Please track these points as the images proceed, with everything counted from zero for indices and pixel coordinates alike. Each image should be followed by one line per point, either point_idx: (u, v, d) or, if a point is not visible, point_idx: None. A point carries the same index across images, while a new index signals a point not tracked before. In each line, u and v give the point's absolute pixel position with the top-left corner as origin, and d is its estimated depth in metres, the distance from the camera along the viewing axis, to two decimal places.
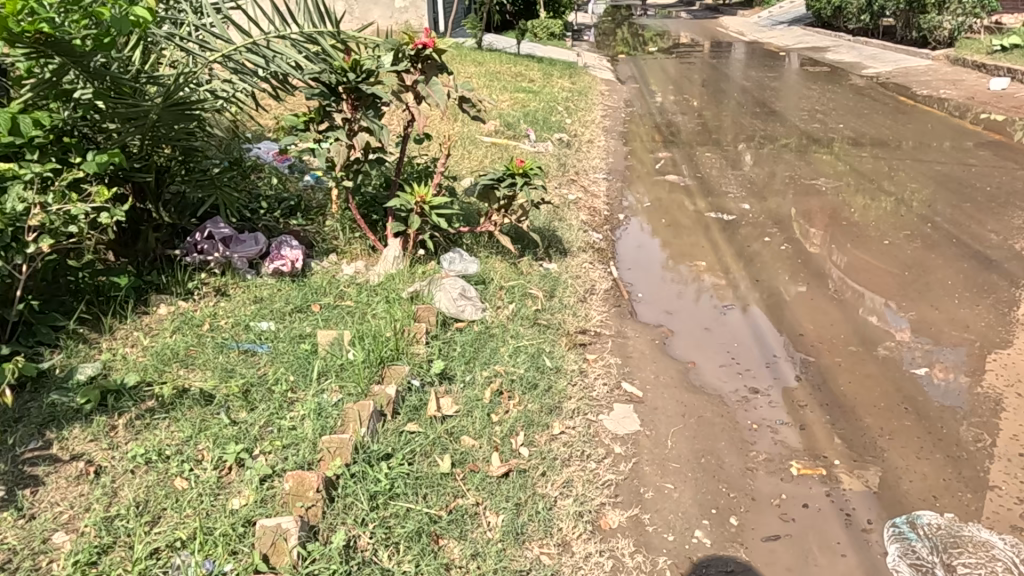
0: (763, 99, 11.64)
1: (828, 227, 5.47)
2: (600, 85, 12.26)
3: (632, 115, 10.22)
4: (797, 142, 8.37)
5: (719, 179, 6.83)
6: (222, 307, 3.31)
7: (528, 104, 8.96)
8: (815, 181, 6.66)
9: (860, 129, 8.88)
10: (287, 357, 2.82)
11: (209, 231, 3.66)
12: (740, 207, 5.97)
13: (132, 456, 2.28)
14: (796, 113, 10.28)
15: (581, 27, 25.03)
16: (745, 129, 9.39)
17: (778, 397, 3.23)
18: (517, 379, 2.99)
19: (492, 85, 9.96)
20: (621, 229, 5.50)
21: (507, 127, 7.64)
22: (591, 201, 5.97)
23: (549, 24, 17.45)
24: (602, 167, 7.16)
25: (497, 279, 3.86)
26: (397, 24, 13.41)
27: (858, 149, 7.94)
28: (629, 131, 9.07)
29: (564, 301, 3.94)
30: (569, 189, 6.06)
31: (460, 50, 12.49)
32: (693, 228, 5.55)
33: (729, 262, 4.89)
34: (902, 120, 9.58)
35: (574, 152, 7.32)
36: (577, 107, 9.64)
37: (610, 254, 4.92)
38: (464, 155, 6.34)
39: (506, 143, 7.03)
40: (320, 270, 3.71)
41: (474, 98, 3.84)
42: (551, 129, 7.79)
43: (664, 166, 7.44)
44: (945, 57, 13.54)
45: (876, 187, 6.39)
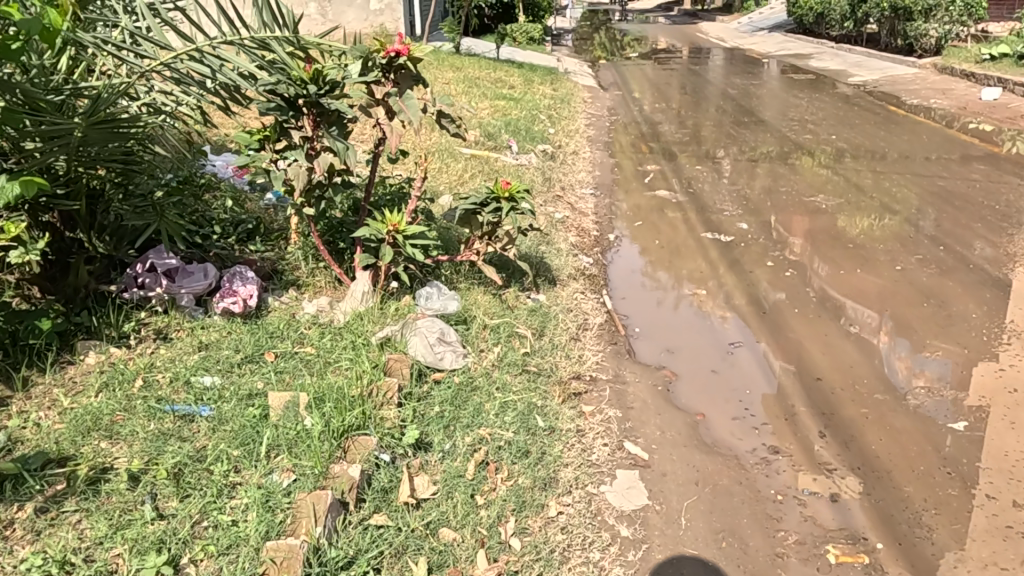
0: (750, 108, 11.33)
1: (833, 249, 5.10)
2: (582, 92, 11.89)
3: (617, 124, 9.83)
4: (790, 154, 8.02)
5: (712, 195, 6.45)
6: (161, 356, 2.85)
7: (510, 113, 8.55)
8: (814, 197, 6.30)
9: (853, 140, 8.56)
10: (233, 425, 2.38)
11: (151, 263, 3.19)
12: (737, 227, 5.59)
13: (27, 569, 1.81)
14: (785, 121, 9.96)
15: (560, 31, 24.71)
16: (734, 138, 9.04)
17: (802, 456, 2.83)
18: (505, 446, 2.56)
19: (471, 92, 9.54)
20: (612, 252, 5.08)
21: (487, 138, 7.22)
22: (579, 220, 5.56)
23: (529, 29, 17.07)
24: (588, 181, 6.77)
25: (479, 316, 3.43)
26: (372, 27, 12.98)
27: (854, 160, 7.60)
28: (615, 141, 8.68)
29: (555, 340, 3.52)
30: (555, 207, 5.65)
31: (437, 54, 12.08)
32: (688, 250, 5.15)
33: (732, 289, 4.48)
34: (896, 130, 9.28)
35: (559, 164, 6.91)
36: (560, 116, 9.25)
37: (602, 282, 4.49)
38: (442, 169, 5.91)
39: (487, 156, 6.61)
40: (278, 308, 3.26)
41: (454, 114, 3.42)
42: (534, 140, 7.39)
43: (653, 180, 7.06)
44: (932, 65, 13.32)
45: (879, 204, 6.04)
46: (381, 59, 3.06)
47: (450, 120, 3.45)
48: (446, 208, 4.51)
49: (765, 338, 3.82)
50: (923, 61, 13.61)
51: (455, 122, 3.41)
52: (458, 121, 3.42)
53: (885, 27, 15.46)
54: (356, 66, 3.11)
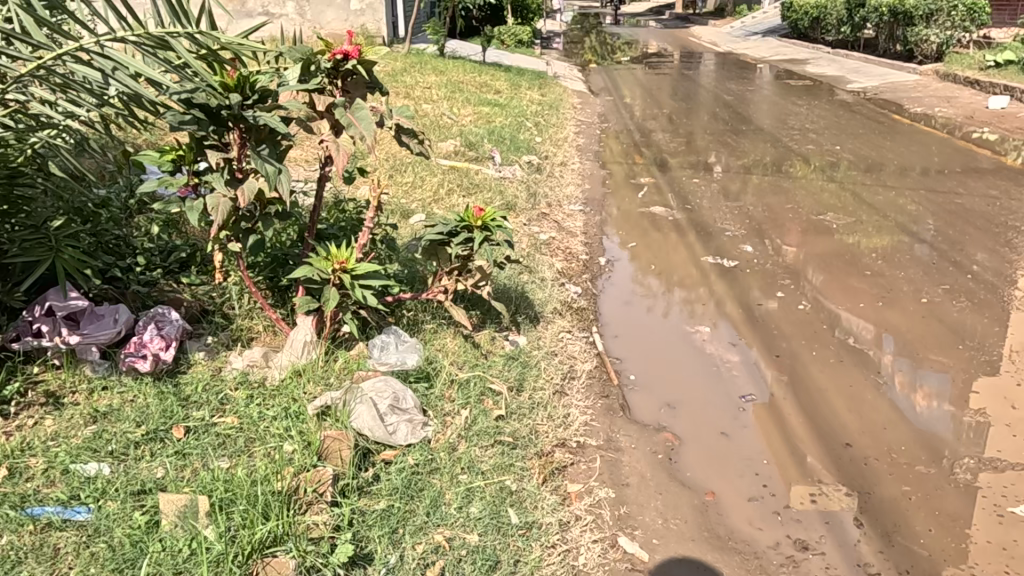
0: (747, 115, 10.84)
1: (848, 276, 4.57)
2: (572, 97, 11.38)
3: (608, 132, 9.30)
4: (793, 165, 7.50)
5: (711, 212, 5.92)
6: (44, 429, 2.30)
7: (493, 120, 8.01)
8: (822, 214, 5.78)
9: (859, 151, 8.04)
10: (110, 540, 1.83)
11: (49, 305, 2.60)
12: (741, 250, 5.06)
13: None
14: (786, 130, 9.48)
15: (550, 33, 24.24)
16: (732, 147, 8.53)
17: (838, 556, 2.31)
18: (467, 557, 2.02)
19: (453, 97, 8.99)
20: (603, 279, 4.54)
21: (468, 148, 6.68)
22: (566, 241, 5.04)
23: (517, 31, 16.56)
24: (577, 195, 6.23)
25: (446, 368, 2.89)
26: (352, 28, 12.44)
27: (861, 173, 7.08)
28: (605, 151, 8.15)
29: (536, 395, 2.97)
30: (539, 228, 5.11)
31: (420, 57, 11.55)
32: (687, 278, 4.62)
33: (739, 325, 3.94)
34: (902, 139, 8.77)
35: (545, 177, 6.38)
36: (548, 123, 8.73)
37: (591, 316, 3.95)
38: (416, 184, 5.37)
39: (467, 168, 6.07)
40: (202, 363, 2.71)
41: (415, 128, 2.88)
42: (519, 150, 6.86)
43: (647, 194, 6.54)
44: (934, 72, 12.89)
45: (893, 224, 5.51)
46: (326, 61, 2.58)
47: (415, 137, 2.90)
48: (412, 236, 3.95)
49: (781, 389, 3.29)
50: (924, 67, 13.16)
51: (418, 139, 2.86)
52: (423, 138, 2.88)
53: (884, 32, 15.00)
54: (294, 71, 2.58)
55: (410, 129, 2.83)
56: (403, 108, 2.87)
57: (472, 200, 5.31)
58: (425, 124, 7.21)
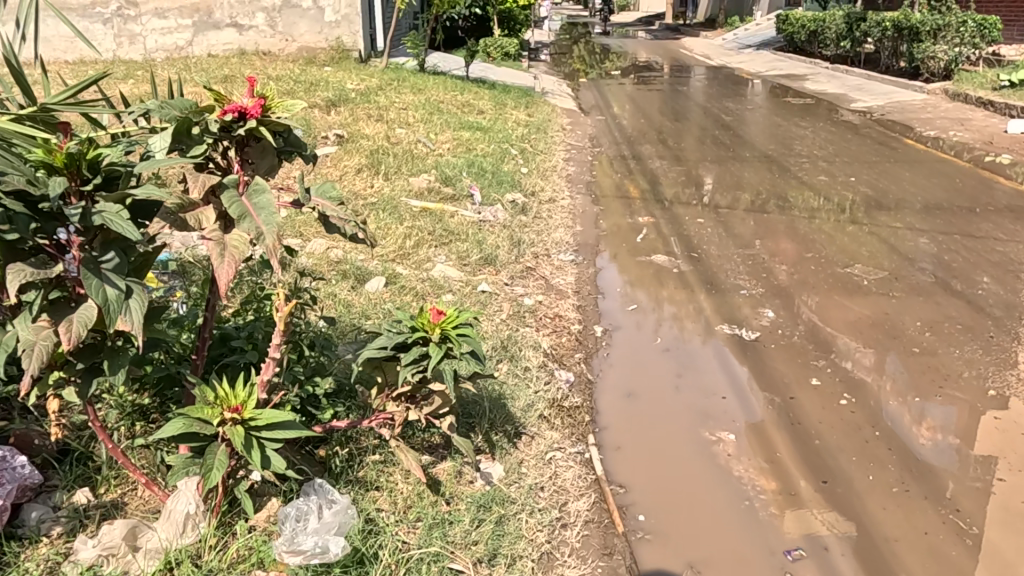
0: (749, 137, 10.13)
1: (895, 356, 3.80)
2: (561, 118, 10.63)
3: (601, 157, 8.53)
4: (807, 201, 6.76)
5: (721, 262, 5.16)
6: None
7: (474, 147, 7.23)
8: (849, 266, 5.04)
9: (876, 183, 7.31)
10: None
11: None
12: (762, 316, 4.30)
13: None
14: (793, 155, 8.75)
15: (540, 45, 23.55)
16: (736, 175, 7.80)
17: None
18: None
19: (430, 119, 8.19)
20: (599, 358, 3.76)
21: (445, 183, 5.89)
22: (554, 305, 4.26)
23: (504, 44, 15.85)
24: (568, 239, 5.44)
25: (388, 539, 2.13)
26: (327, 41, 11.66)
27: (883, 212, 6.34)
28: (598, 181, 7.38)
29: (515, 568, 2.18)
30: (524, 289, 4.33)
31: (398, 74, 10.77)
32: (699, 355, 3.84)
33: (770, 430, 3.16)
34: (919, 167, 8.06)
35: (532, 220, 5.60)
36: (535, 150, 7.97)
37: (586, 419, 3.16)
38: (379, 236, 4.57)
39: (440, 210, 5.29)
40: (37, 549, 1.90)
41: (342, 214, 2.07)
42: (501, 185, 6.09)
43: (646, 237, 5.77)
44: (942, 91, 12.26)
45: (934, 280, 4.77)
46: (214, 122, 1.83)
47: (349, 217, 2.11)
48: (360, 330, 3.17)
49: (837, 540, 2.52)
50: (931, 86, 12.51)
51: (349, 223, 2.06)
52: (356, 221, 2.08)
53: (886, 47, 14.38)
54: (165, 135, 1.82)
55: (335, 213, 2.05)
56: (325, 188, 2.09)
57: (445, 256, 4.53)
58: (398, 153, 6.42)
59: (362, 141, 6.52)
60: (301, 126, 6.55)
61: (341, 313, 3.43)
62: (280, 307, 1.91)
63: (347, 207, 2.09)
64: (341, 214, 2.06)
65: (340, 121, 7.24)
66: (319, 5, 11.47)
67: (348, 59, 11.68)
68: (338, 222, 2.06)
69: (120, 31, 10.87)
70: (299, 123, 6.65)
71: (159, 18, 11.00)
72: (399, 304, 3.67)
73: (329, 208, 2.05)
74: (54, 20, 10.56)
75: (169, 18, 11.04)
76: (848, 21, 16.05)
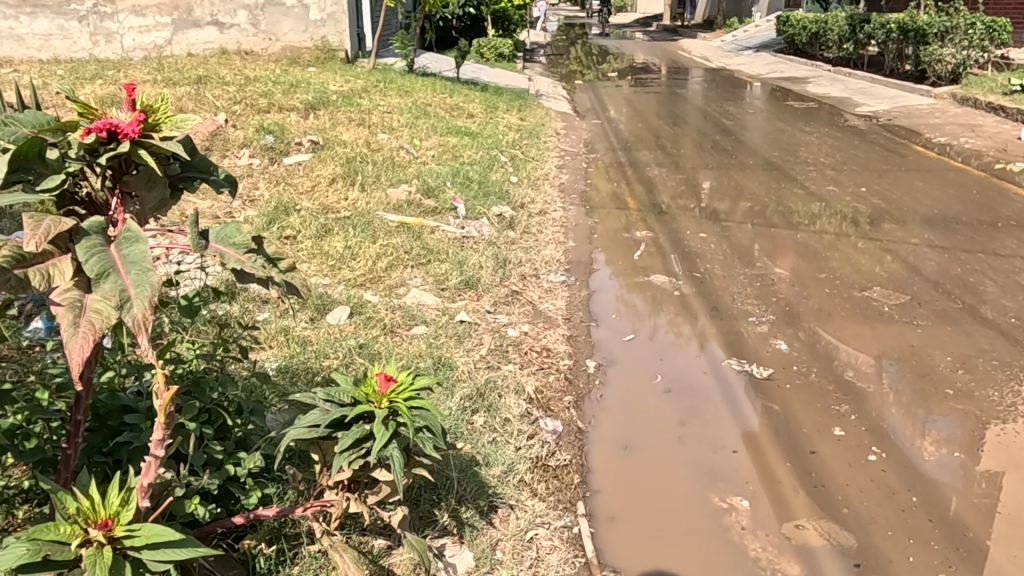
0: (751, 142, 9.69)
1: (926, 399, 3.36)
2: (555, 121, 10.18)
3: (596, 165, 8.08)
4: (816, 213, 6.31)
5: (727, 284, 4.71)
6: None
7: (461, 154, 6.78)
8: (866, 289, 4.60)
9: (888, 195, 6.87)
10: None
11: None
12: (774, 349, 3.84)
13: None
14: (799, 161, 8.32)
15: (536, 46, 23.09)
16: (739, 183, 7.36)
17: None
18: None
19: (416, 123, 7.72)
20: (592, 400, 3.31)
21: (426, 195, 5.44)
22: (542, 335, 3.80)
23: (498, 44, 15.42)
24: (559, 257, 4.99)
25: None
26: (312, 41, 11.21)
27: (898, 227, 5.90)
28: (593, 191, 6.92)
29: None
30: (507, 317, 3.87)
31: (385, 75, 10.32)
32: (705, 396, 3.39)
33: (789, 493, 2.72)
34: (932, 177, 7.63)
35: (520, 235, 5.15)
36: (527, 156, 7.53)
37: (577, 481, 2.71)
38: (347, 257, 4.12)
39: (419, 225, 4.84)
40: None
41: (246, 260, 1.54)
42: (487, 195, 5.64)
43: (644, 254, 5.33)
44: (949, 96, 11.85)
45: (961, 307, 4.33)
46: (77, 143, 1.39)
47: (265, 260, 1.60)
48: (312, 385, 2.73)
49: None
50: (938, 90, 12.10)
51: (258, 271, 1.54)
52: (268, 270, 1.56)
53: (891, 50, 13.97)
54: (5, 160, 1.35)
55: (241, 264, 1.52)
56: (229, 234, 1.58)
57: (421, 279, 4.08)
58: (377, 161, 5.96)
59: (339, 148, 6.06)
60: (274, 131, 6.08)
61: (292, 356, 2.98)
62: (160, 393, 1.36)
63: (258, 255, 1.57)
64: (252, 263, 1.54)
65: (317, 125, 6.78)
66: (304, 3, 11.02)
67: (334, 59, 11.22)
68: (249, 273, 1.54)
69: (96, 29, 10.34)
70: (272, 127, 6.18)
71: (136, 16, 10.47)
72: (361, 339, 3.23)
73: (231, 256, 1.53)
74: (25, 17, 10.08)
75: (147, 16, 10.52)
76: (851, 23, 15.63)
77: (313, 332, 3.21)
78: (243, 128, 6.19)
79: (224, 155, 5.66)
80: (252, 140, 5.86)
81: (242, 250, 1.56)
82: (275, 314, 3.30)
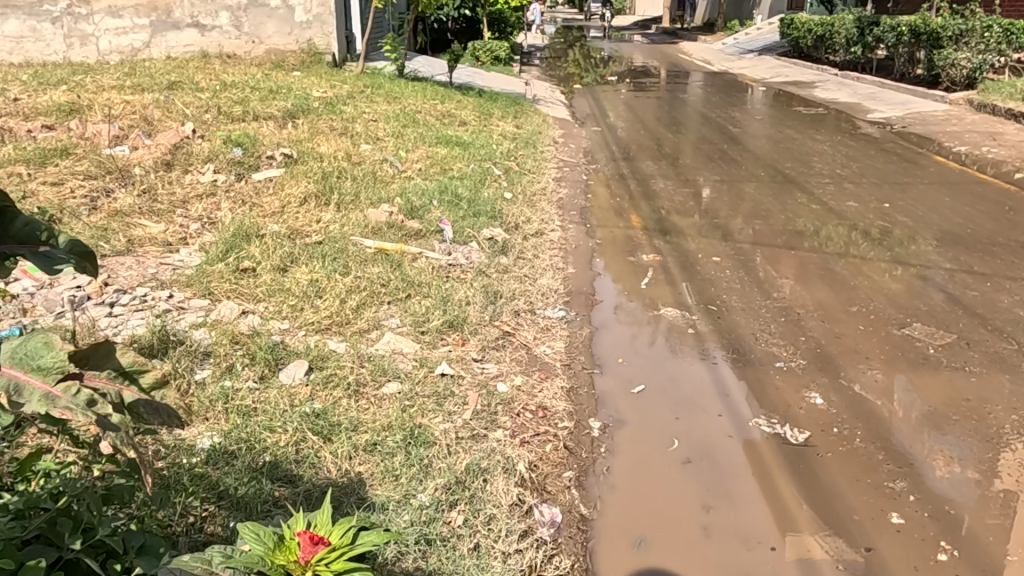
0: (760, 151, 9.15)
1: (999, 473, 2.81)
2: (552, 129, 9.64)
3: (597, 177, 7.53)
4: (838, 233, 5.77)
5: (748, 319, 4.16)
6: None
7: (450, 167, 6.23)
8: (905, 326, 4.06)
9: (914, 211, 6.34)
10: None
11: None
12: (809, 404, 3.29)
13: None
14: (813, 173, 7.79)
15: (533, 49, 22.53)
16: (752, 197, 6.82)
17: None
18: None
19: (403, 132, 7.18)
20: (595, 476, 2.75)
21: (409, 215, 4.90)
22: (538, 387, 3.25)
23: (494, 47, 14.88)
24: (557, 287, 4.44)
25: None
26: (297, 43, 10.63)
27: (931, 249, 5.36)
28: (594, 207, 6.37)
29: None
30: (497, 367, 3.31)
31: (374, 79, 9.75)
32: (731, 468, 2.85)
33: None
34: (959, 190, 7.10)
35: (513, 261, 4.60)
36: (522, 169, 6.98)
37: None
38: (313, 292, 3.57)
39: (398, 252, 4.28)
40: None
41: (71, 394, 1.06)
42: (477, 215, 5.09)
43: (651, 281, 4.78)
44: (965, 101, 11.34)
45: (1016, 348, 3.79)
46: None
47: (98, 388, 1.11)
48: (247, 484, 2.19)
49: None
50: (954, 95, 11.58)
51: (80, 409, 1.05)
52: (98, 406, 1.07)
53: (901, 54, 13.47)
54: None
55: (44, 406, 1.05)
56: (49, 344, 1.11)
57: (398, 320, 3.53)
58: (357, 177, 5.41)
59: (315, 162, 5.51)
60: (243, 143, 5.53)
61: (229, 435, 2.42)
62: None
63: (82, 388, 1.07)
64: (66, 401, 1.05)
65: (295, 136, 6.23)
66: (289, 3, 10.46)
67: (320, 63, 10.62)
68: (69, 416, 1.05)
69: (70, 31, 9.78)
70: (242, 139, 5.62)
71: (113, 17, 9.91)
72: (320, 404, 2.67)
73: (34, 390, 1.06)
74: None
75: (124, 17, 9.95)
76: (859, 25, 15.12)
77: (259, 399, 2.65)
78: (210, 140, 5.64)
79: (186, 170, 5.11)
80: (218, 154, 5.31)
81: (52, 377, 1.07)
82: (215, 375, 2.74)
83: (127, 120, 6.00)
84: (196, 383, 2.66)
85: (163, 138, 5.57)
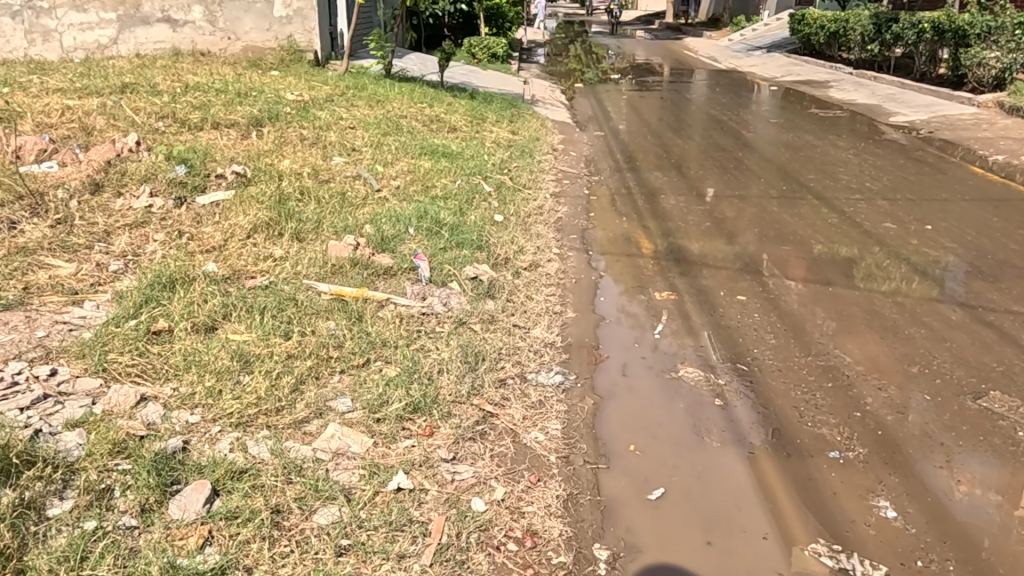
0: (778, 158, 8.38)
1: None
2: (552, 134, 8.87)
3: (600, 191, 6.75)
4: (880, 264, 4.99)
5: (788, 385, 3.39)
6: None
7: (434, 184, 5.46)
8: (982, 398, 3.29)
9: (962, 235, 5.57)
10: None
11: None
12: (878, 520, 2.53)
13: None
14: (841, 186, 7.02)
15: (533, 44, 21.70)
16: (775, 216, 6.04)
17: None
18: None
19: (383, 141, 6.39)
20: None
21: (379, 248, 4.14)
22: (526, 499, 2.48)
23: (491, 44, 14.12)
24: (554, 339, 3.67)
25: None
26: (276, 41, 9.88)
27: (991, 286, 4.59)
28: (598, 229, 5.59)
29: None
30: (472, 470, 2.55)
31: (358, 80, 8.98)
32: None
33: None
34: (1006, 208, 6.31)
35: (501, 305, 3.83)
36: (516, 183, 6.21)
37: None
38: (241, 362, 2.79)
39: (357, 299, 3.52)
40: None
41: None
42: (459, 248, 4.32)
43: (667, 328, 4.01)
44: (995, 104, 10.56)
45: None
46: None
47: None
48: None
49: None
50: (982, 97, 10.80)
51: None
52: None
53: (923, 53, 12.68)
54: None
55: None
56: None
57: (347, 400, 2.75)
58: (320, 199, 4.64)
59: (272, 181, 4.73)
60: (189, 159, 4.75)
61: None
62: None
63: None
64: None
65: (256, 148, 5.44)
66: None
67: (301, 61, 9.84)
68: None
69: (31, 26, 8.97)
70: (189, 154, 4.85)
71: (77, 11, 9.12)
72: (215, 560, 1.91)
73: None
74: None
75: (90, 12, 9.17)
76: (877, 21, 14.33)
77: (125, 554, 1.87)
78: (154, 155, 4.86)
79: (118, 193, 4.33)
80: (157, 172, 4.54)
81: None
82: (76, 511, 1.98)
83: (63, 130, 5.22)
84: (44, 531, 1.91)
85: (97, 152, 4.80)
